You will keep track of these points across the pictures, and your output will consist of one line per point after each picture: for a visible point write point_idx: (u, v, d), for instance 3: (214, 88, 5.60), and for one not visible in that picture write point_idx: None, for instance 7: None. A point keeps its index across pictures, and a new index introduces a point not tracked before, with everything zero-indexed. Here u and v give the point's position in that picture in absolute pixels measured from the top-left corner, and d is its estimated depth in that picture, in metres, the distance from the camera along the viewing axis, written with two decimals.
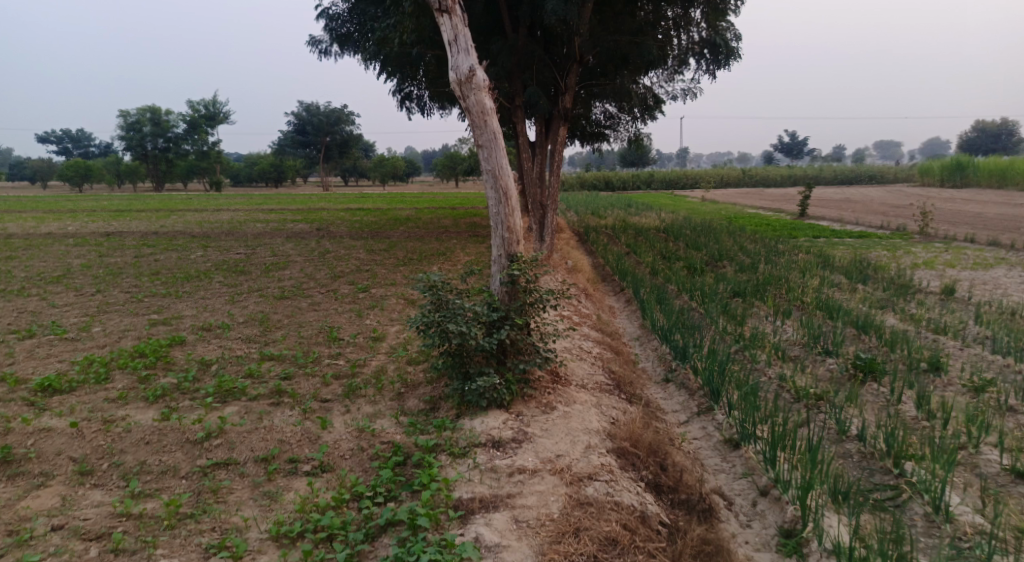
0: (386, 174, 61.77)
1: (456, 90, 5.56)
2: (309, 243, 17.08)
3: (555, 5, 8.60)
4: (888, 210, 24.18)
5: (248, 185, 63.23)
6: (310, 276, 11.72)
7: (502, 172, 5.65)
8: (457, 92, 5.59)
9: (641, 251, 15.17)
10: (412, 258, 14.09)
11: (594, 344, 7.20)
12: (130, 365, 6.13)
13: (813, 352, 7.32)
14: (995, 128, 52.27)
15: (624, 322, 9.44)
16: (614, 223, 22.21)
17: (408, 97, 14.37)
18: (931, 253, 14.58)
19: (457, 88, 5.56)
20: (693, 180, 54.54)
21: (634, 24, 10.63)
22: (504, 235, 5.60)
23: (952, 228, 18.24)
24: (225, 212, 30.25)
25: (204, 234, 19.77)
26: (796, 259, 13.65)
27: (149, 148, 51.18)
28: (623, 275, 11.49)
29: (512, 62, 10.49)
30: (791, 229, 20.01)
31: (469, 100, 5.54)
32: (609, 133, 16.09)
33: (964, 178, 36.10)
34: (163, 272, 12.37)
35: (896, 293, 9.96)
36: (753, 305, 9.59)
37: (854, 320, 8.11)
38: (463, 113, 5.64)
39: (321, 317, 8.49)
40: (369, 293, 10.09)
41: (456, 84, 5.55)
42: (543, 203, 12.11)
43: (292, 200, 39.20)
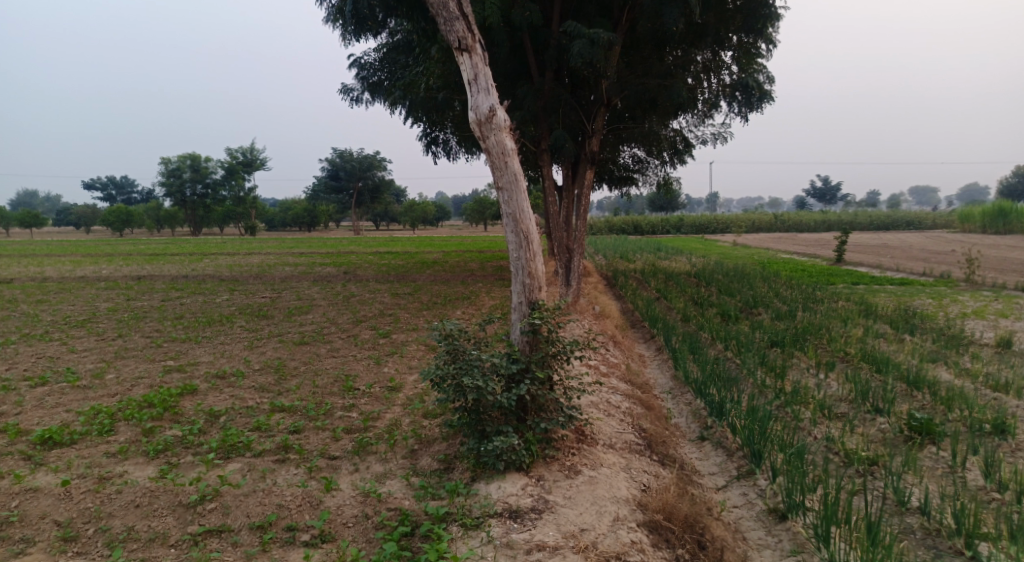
0: (415, 218, 62.62)
1: (475, 130, 5.35)
2: (334, 287, 17.04)
3: (581, 49, 8.49)
4: (930, 257, 23.27)
5: (282, 229, 64.72)
6: (332, 321, 11.55)
7: (523, 214, 5.38)
8: (476, 132, 5.38)
9: (672, 297, 14.69)
10: (436, 302, 13.86)
11: (623, 398, 6.74)
12: (136, 417, 5.91)
13: (862, 410, 6.74)
14: None
15: (655, 372, 8.96)
16: (644, 267, 21.78)
17: (435, 141, 14.41)
18: (980, 302, 13.78)
19: (477, 128, 5.36)
20: (724, 225, 53.93)
21: (663, 67, 10.50)
22: (525, 281, 5.29)
23: (1001, 275, 17.33)
24: (257, 255, 30.79)
25: (233, 277, 19.95)
26: (835, 306, 13.00)
27: (188, 194, 52.89)
28: (653, 322, 11.04)
29: (538, 106, 10.40)
30: (829, 275, 19.30)
31: (489, 141, 5.32)
32: (637, 177, 15.87)
33: (1007, 225, 34.85)
34: (187, 316, 12.35)
35: (948, 345, 9.28)
36: (793, 355, 9.03)
37: (904, 374, 7.51)
38: (483, 153, 5.42)
39: (338, 364, 8.22)
40: (390, 338, 9.83)
41: (475, 124, 5.35)
42: (570, 248, 11.80)
43: (322, 243, 39.84)
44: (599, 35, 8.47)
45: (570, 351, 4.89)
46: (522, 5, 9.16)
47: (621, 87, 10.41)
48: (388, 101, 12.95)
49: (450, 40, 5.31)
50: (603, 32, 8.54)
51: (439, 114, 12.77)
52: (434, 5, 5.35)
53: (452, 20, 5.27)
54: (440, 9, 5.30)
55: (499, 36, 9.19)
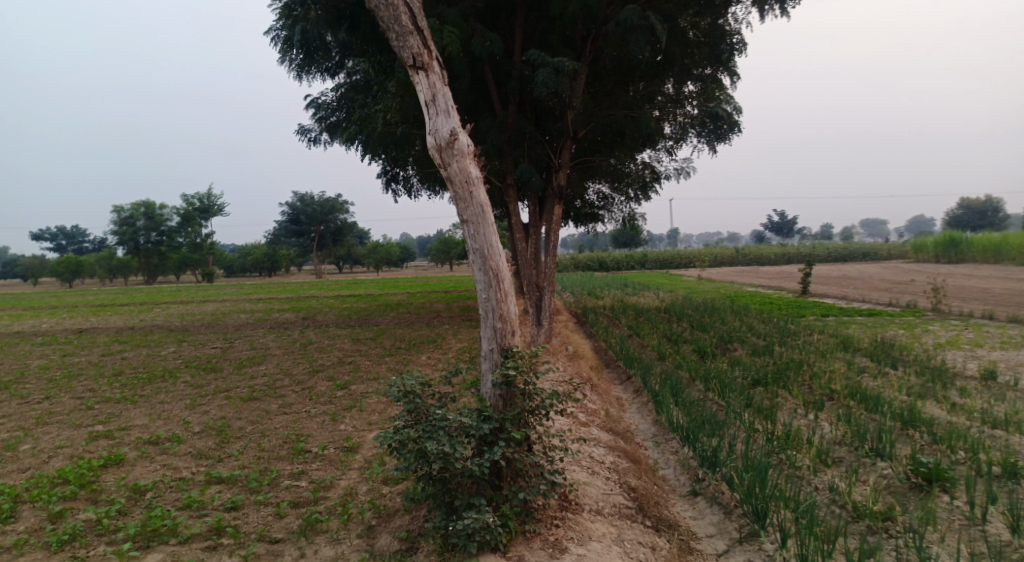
0: (380, 260, 61.74)
1: (435, 156, 4.83)
2: (291, 334, 16.10)
3: (546, 77, 8.15)
4: (892, 288, 23.51)
5: (241, 275, 62.85)
6: (286, 372, 10.68)
7: (491, 250, 4.84)
8: (437, 158, 4.86)
9: (646, 335, 14.27)
10: (400, 347, 13.10)
11: (607, 451, 6.14)
12: (43, 497, 5.03)
13: (860, 454, 6.29)
14: (980, 205, 52.70)
15: (635, 417, 8.38)
16: (613, 303, 21.42)
17: (395, 179, 13.85)
18: (951, 332, 13.71)
19: (436, 154, 4.85)
20: (688, 260, 54.46)
21: (630, 98, 10.30)
22: (495, 325, 4.72)
23: (964, 305, 17.46)
24: (212, 304, 29.40)
25: (182, 328, 18.75)
26: (811, 340, 12.75)
27: (142, 241, 50.86)
28: (629, 361, 10.53)
29: (502, 139, 10.02)
30: (798, 308, 19.24)
31: (450, 167, 4.81)
32: (603, 213, 15.62)
33: (959, 254, 35.90)
34: (125, 373, 11.29)
35: (934, 378, 8.99)
36: (778, 394, 8.56)
37: (897, 412, 7.12)
38: (445, 181, 4.89)
39: (288, 423, 7.39)
40: (348, 390, 9.04)
41: (434, 149, 4.84)
42: (539, 287, 11.31)
43: (281, 289, 38.52)
44: (565, 63, 8.17)
45: (550, 404, 4.30)
46: (483, 35, 8.85)
47: (587, 118, 10.16)
48: (344, 137, 12.42)
49: (403, 57, 4.84)
50: (569, 61, 8.26)
51: (400, 150, 12.31)
52: (385, 19, 4.88)
53: (405, 34, 4.80)
54: (391, 23, 4.84)
55: (459, 67, 8.82)
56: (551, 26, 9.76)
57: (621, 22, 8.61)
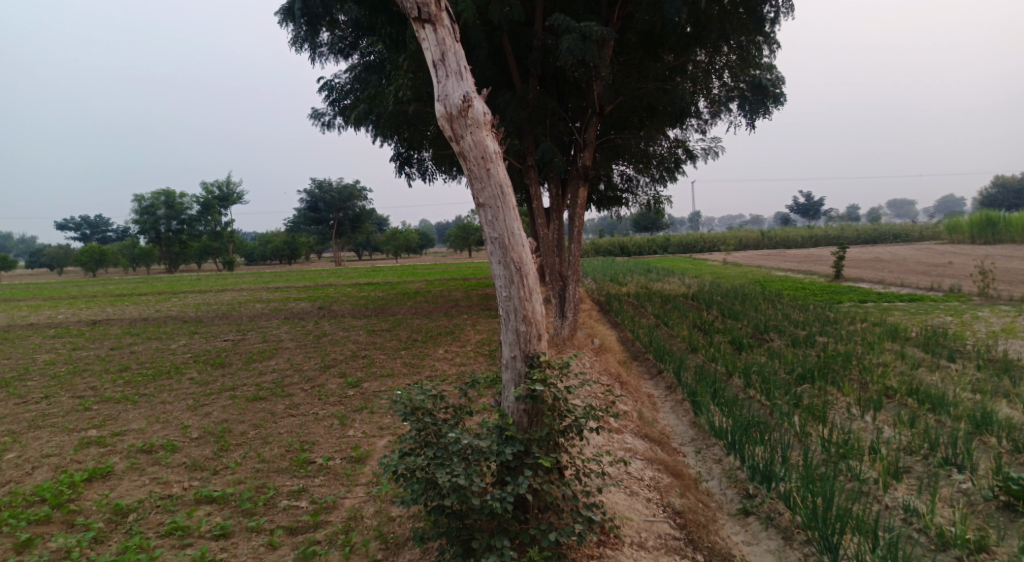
0: (398, 247, 61.40)
1: (445, 127, 4.13)
2: (305, 325, 15.60)
3: (571, 44, 7.38)
4: (931, 271, 22.24)
5: (262, 263, 63.00)
6: (296, 368, 10.14)
7: (513, 239, 4.16)
8: (447, 130, 4.17)
9: (674, 323, 13.52)
10: (416, 339, 12.51)
11: (645, 465, 5.48)
12: (15, 520, 4.54)
13: (930, 465, 5.43)
14: (1016, 184, 50.55)
15: (670, 419, 7.68)
16: (637, 290, 20.61)
17: (408, 161, 13.05)
18: (1003, 318, 12.66)
19: (446, 125, 4.17)
20: (711, 243, 53.20)
21: (661, 69, 9.49)
22: (519, 328, 4.09)
23: (1013, 288, 16.31)
24: (229, 292, 29.15)
25: (196, 319, 18.37)
26: (855, 329, 11.85)
27: (162, 230, 50.93)
28: (659, 354, 9.82)
29: (522, 117, 9.27)
30: (833, 293, 18.25)
31: (464, 140, 4.11)
32: (627, 197, 14.82)
33: (996, 234, 34.27)
34: (131, 369, 10.85)
35: (999, 369, 8.10)
36: (827, 391, 7.75)
37: (970, 412, 6.19)
38: (458, 157, 4.20)
39: (293, 428, 6.81)
40: (360, 389, 8.46)
41: (444, 119, 4.14)
42: (563, 275, 10.61)
43: (299, 276, 38.21)
44: (592, 27, 7.39)
45: (585, 424, 3.64)
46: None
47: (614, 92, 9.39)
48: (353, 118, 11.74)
49: (406, 8, 4.13)
50: (596, 26, 7.48)
51: (413, 131, 11.59)
52: None
53: None
54: None
55: (475, 36, 8.10)
56: None
57: None
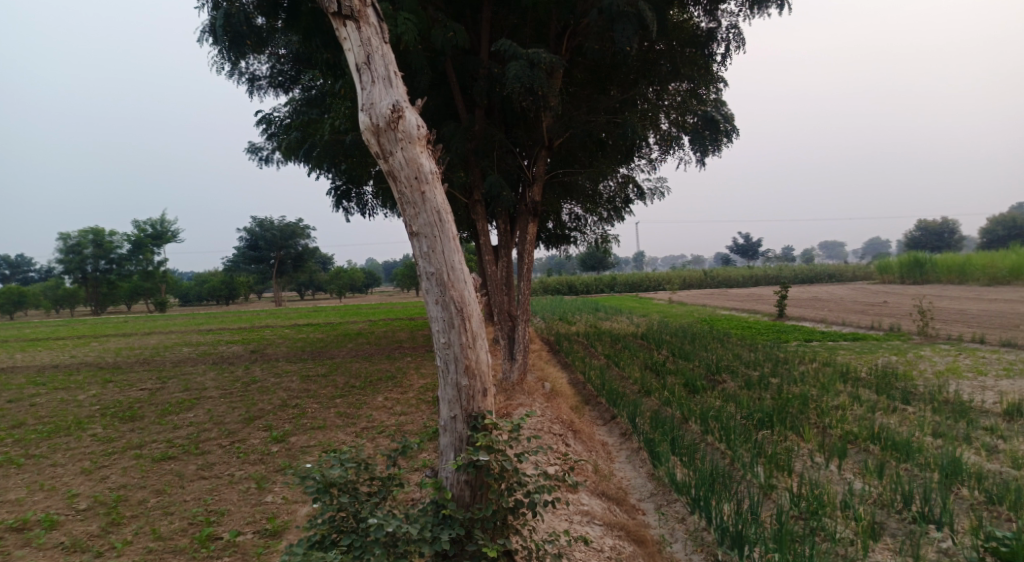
0: (343, 287, 59.63)
1: (371, 140, 3.64)
2: (234, 371, 14.42)
3: (519, 71, 7.08)
4: (869, 310, 22.84)
5: (197, 304, 59.92)
6: (217, 420, 9.13)
7: (452, 275, 3.67)
8: (374, 145, 3.68)
9: (625, 364, 13.15)
10: (355, 385, 11.66)
11: (604, 532, 4.93)
12: None
13: (904, 521, 5.06)
14: (936, 228, 53.78)
15: (627, 470, 7.17)
16: (586, 330, 20.27)
17: (346, 195, 12.38)
18: (946, 358, 12.80)
19: (373, 139, 3.69)
20: (657, 283, 54.01)
21: (611, 102, 9.33)
22: (461, 381, 3.60)
23: (949, 327, 16.74)
24: (156, 335, 27.14)
25: (113, 366, 16.79)
26: (806, 369, 11.71)
27: (89, 269, 47.76)
28: (612, 397, 9.36)
29: (468, 149, 8.87)
30: (779, 332, 18.36)
31: (393, 157, 3.64)
32: (575, 235, 14.55)
33: (924, 275, 35.92)
34: (25, 425, 9.55)
35: (954, 411, 7.96)
36: (786, 437, 7.38)
37: (938, 460, 5.90)
38: (387, 176, 3.72)
39: (201, 494, 5.91)
40: (287, 444, 7.59)
41: (370, 131, 3.66)
42: (512, 315, 10.11)
43: (236, 318, 36.19)
44: (540, 54, 7.13)
45: (538, 499, 3.14)
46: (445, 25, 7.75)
47: (564, 126, 9.17)
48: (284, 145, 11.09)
49: (325, 3, 3.69)
50: (545, 53, 7.23)
51: (350, 162, 10.98)
52: None
53: None
54: None
55: (417, 60, 7.72)
56: (523, 19, 8.83)
57: (603, 10, 7.67)
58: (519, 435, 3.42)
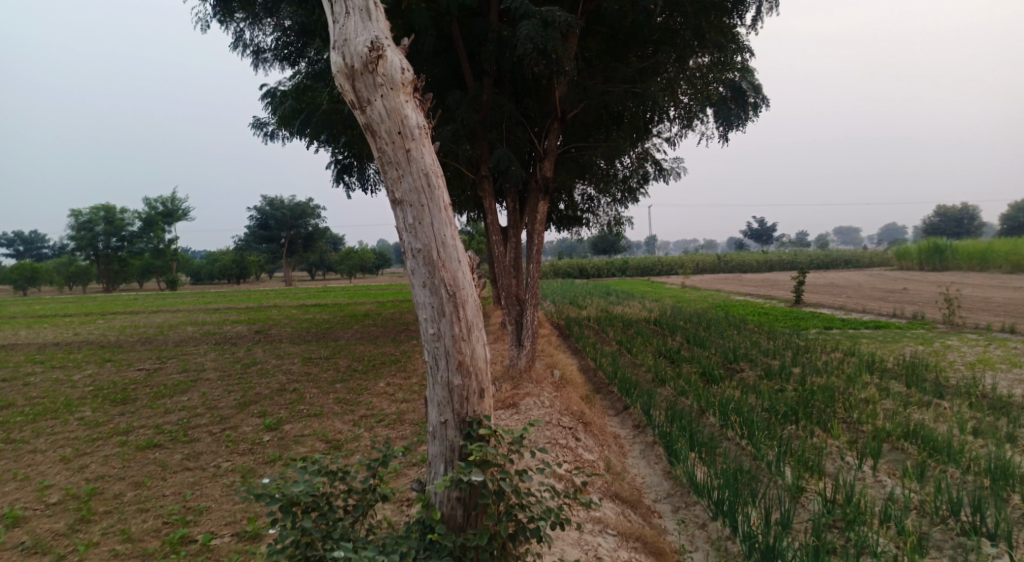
0: (352, 267, 59.29)
1: (346, 85, 3.30)
2: (236, 352, 14.05)
3: (531, 31, 6.53)
4: (888, 297, 22.11)
5: (209, 283, 59.97)
6: (211, 405, 8.72)
7: (442, 252, 3.33)
8: (350, 92, 3.33)
9: (638, 351, 12.62)
10: (357, 369, 11.23)
11: (619, 543, 4.46)
12: None
13: (951, 533, 4.51)
14: (957, 213, 52.46)
15: (641, 467, 6.70)
16: (597, 314, 19.74)
17: (347, 170, 11.77)
18: (976, 348, 12.13)
19: (348, 84, 3.33)
20: (669, 267, 53.28)
21: (630, 71, 8.71)
22: (453, 382, 3.28)
23: (976, 315, 16.02)
24: (163, 314, 26.85)
25: (116, 345, 16.49)
26: (828, 359, 11.11)
27: (101, 247, 47.77)
28: (624, 386, 8.85)
29: (474, 119, 8.35)
30: (796, 319, 17.71)
31: (372, 106, 3.29)
32: (586, 217, 13.94)
33: (944, 262, 34.93)
34: (13, 406, 9.19)
35: (993, 407, 7.37)
36: (812, 433, 6.83)
37: (985, 463, 5.34)
38: (366, 129, 3.37)
39: (181, 488, 5.49)
40: (280, 432, 7.16)
41: (345, 75, 3.31)
42: (520, 299, 9.57)
43: (244, 297, 35.95)
44: (555, 12, 6.54)
45: (544, 529, 2.78)
46: None
47: (578, 96, 8.59)
48: (279, 114, 10.56)
49: None
50: (560, 12, 6.63)
51: (350, 134, 10.43)
52: None
53: None
54: None
55: (420, 20, 7.15)
56: None
57: None
58: (521, 447, 3.06)
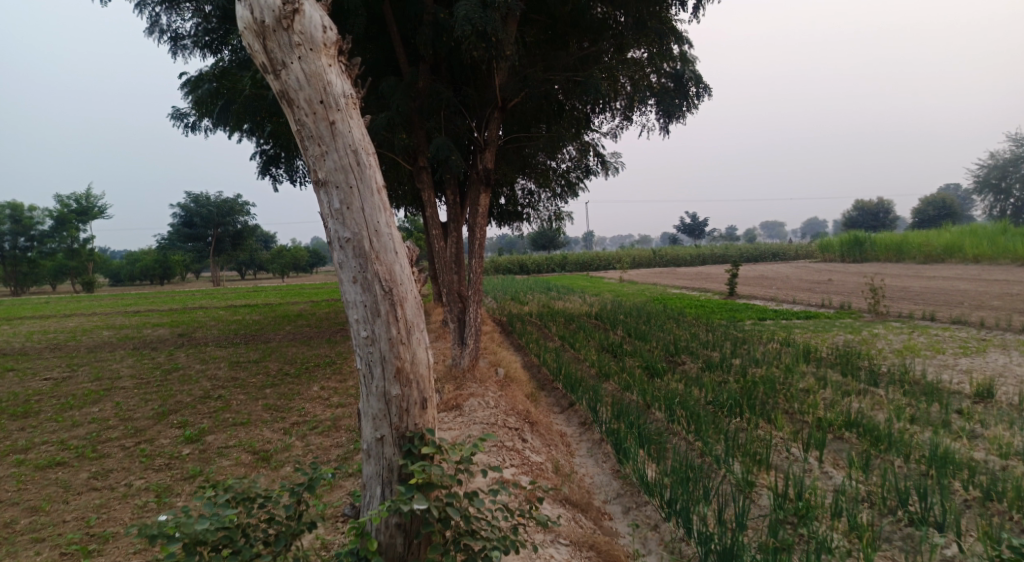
0: (286, 265, 57.18)
1: (257, 44, 3.02)
2: (155, 358, 13.05)
3: (469, 12, 6.23)
4: (816, 288, 23.07)
5: (129, 284, 56.47)
6: (124, 417, 7.96)
7: (376, 244, 3.09)
8: (263, 55, 3.05)
9: (581, 346, 12.54)
10: (289, 372, 10.61)
11: (571, 553, 4.24)
12: None
13: (900, 524, 4.55)
14: (873, 208, 55.65)
15: (589, 466, 6.53)
16: (538, 309, 19.62)
17: (274, 162, 11.08)
18: (901, 336, 12.70)
19: (258, 43, 3.05)
20: (607, 262, 54.07)
21: (571, 60, 8.56)
22: (393, 393, 3.05)
23: (897, 305, 16.88)
24: (76, 318, 24.91)
25: (18, 353, 15.05)
26: (766, 349, 11.34)
27: (6, 248, 44.13)
28: (569, 383, 8.68)
29: (411, 107, 7.98)
30: (732, 311, 18.14)
31: (289, 70, 3.02)
32: (527, 212, 13.73)
33: (863, 253, 36.88)
34: None
35: (923, 394, 7.63)
36: (758, 425, 6.86)
37: (926, 451, 5.45)
38: (281, 98, 3.09)
39: (84, 512, 4.88)
40: (202, 444, 6.57)
41: (255, 33, 3.03)
42: (462, 296, 9.25)
43: (167, 298, 33.95)
44: None
45: (496, 557, 2.60)
46: None
47: (519, 85, 8.35)
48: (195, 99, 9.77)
49: None
50: None
51: (276, 122, 9.81)
52: None
53: None
54: None
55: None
56: None
57: None
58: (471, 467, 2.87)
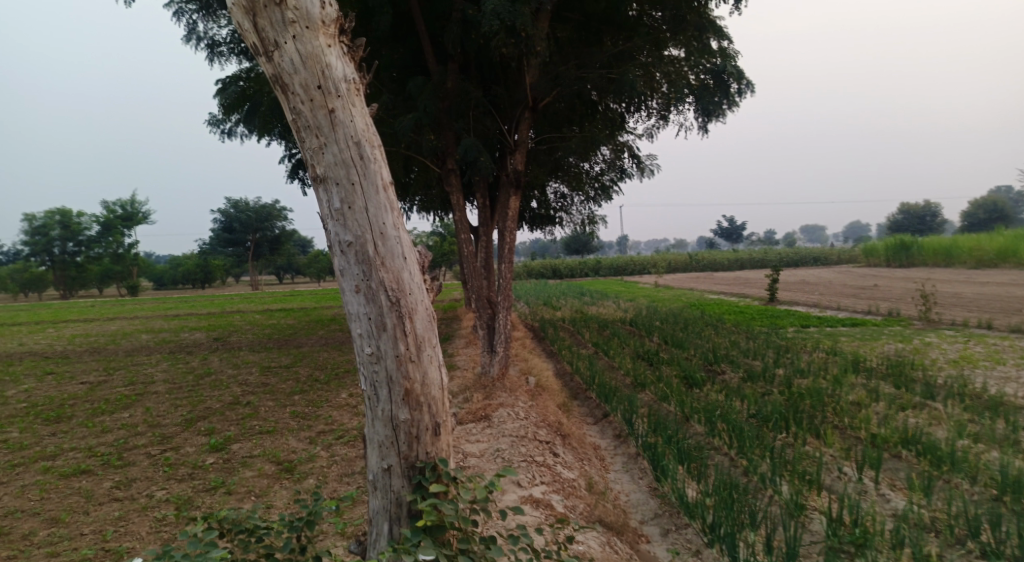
0: (321, 269, 57.97)
1: (247, 21, 2.84)
2: (189, 362, 13.15)
3: (497, 7, 6.00)
4: (860, 293, 22.13)
5: (172, 288, 58.01)
6: (153, 423, 7.93)
7: (381, 250, 2.92)
8: (256, 36, 2.88)
9: (615, 353, 12.16)
10: (319, 378, 10.53)
11: None
12: None
13: (970, 557, 4.10)
14: (919, 211, 53.57)
15: (624, 482, 6.18)
16: (571, 315, 19.26)
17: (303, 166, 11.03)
18: (956, 345, 11.95)
19: (250, 22, 2.87)
20: (641, 266, 53.20)
21: (604, 58, 8.26)
22: (403, 418, 2.90)
23: (950, 312, 16.00)
24: (118, 321, 25.51)
25: (60, 356, 15.38)
26: (810, 359, 10.78)
27: (56, 252, 45.72)
28: (602, 392, 8.35)
29: (439, 108, 7.82)
30: (773, 318, 17.47)
31: (283, 51, 2.84)
32: (560, 216, 13.43)
33: (909, 258, 35.40)
34: None
35: (987, 409, 7.05)
36: (806, 442, 6.41)
37: (996, 474, 4.96)
38: (276, 83, 2.92)
39: (103, 524, 4.77)
40: (227, 453, 6.45)
41: (245, 10, 2.85)
42: (492, 302, 9.02)
43: (205, 303, 34.60)
44: None
45: None
46: None
47: (550, 84, 8.10)
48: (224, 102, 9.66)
49: None
50: None
51: None
52: None
53: None
54: None
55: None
56: None
57: None
58: (484, 503, 2.68)
